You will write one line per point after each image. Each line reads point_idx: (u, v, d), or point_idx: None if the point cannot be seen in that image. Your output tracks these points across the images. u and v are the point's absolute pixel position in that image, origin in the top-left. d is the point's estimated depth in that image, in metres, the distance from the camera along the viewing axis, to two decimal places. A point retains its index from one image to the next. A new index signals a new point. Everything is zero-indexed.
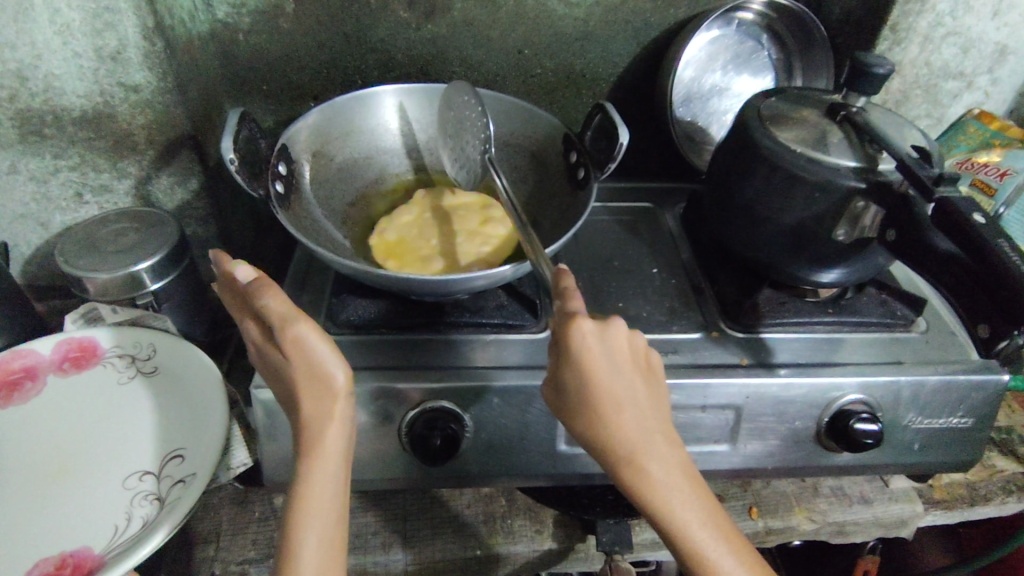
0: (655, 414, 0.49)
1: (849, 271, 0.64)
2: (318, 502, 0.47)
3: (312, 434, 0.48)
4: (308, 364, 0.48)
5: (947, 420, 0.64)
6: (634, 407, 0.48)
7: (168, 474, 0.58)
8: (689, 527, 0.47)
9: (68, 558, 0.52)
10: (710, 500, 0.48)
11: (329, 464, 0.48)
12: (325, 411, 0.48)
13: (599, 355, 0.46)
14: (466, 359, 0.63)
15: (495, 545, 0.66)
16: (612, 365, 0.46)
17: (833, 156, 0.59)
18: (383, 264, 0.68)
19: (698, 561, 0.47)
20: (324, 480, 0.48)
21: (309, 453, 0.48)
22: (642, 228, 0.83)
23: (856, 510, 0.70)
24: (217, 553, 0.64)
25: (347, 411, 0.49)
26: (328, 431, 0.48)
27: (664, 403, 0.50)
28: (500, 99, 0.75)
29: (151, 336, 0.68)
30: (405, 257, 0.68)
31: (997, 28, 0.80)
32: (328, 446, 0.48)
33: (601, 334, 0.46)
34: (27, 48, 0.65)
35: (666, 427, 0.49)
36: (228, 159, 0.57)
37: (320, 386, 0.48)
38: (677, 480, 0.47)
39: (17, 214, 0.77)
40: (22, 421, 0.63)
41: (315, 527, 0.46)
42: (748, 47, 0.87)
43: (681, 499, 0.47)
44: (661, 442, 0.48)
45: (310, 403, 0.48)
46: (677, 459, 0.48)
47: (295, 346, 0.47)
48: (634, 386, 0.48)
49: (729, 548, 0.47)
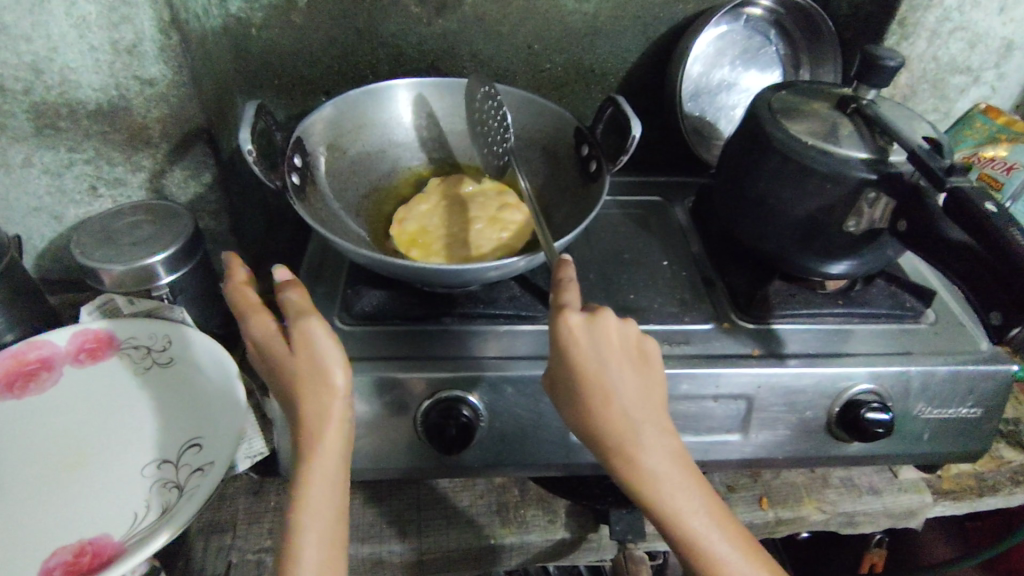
0: (648, 403, 0.49)
1: (860, 262, 0.64)
2: (318, 503, 0.48)
3: (311, 434, 0.49)
4: (311, 360, 0.50)
5: (957, 411, 0.64)
6: (626, 397, 0.49)
7: (186, 463, 0.58)
8: (683, 515, 0.47)
9: (88, 545, 0.53)
10: (707, 488, 0.49)
11: (327, 466, 0.49)
12: (324, 409, 0.50)
13: (588, 347, 0.48)
14: (478, 350, 0.64)
15: (508, 534, 0.66)
16: (599, 356, 0.48)
17: (845, 147, 0.60)
18: (408, 253, 0.69)
19: (693, 549, 0.47)
20: (325, 478, 0.49)
21: (308, 454, 0.49)
22: (652, 221, 0.83)
23: (866, 501, 0.71)
24: (233, 542, 0.65)
25: (343, 410, 0.50)
26: (326, 430, 0.49)
27: (659, 391, 0.51)
28: (512, 93, 0.76)
29: (167, 328, 0.69)
30: (431, 246, 0.69)
31: (1003, 23, 0.80)
32: (327, 447, 0.49)
33: (589, 325, 0.48)
34: (43, 41, 0.66)
35: (661, 415, 0.50)
36: (246, 150, 0.58)
37: (320, 385, 0.50)
38: (671, 468, 0.48)
39: (31, 207, 0.78)
40: (39, 411, 0.63)
41: (314, 528, 0.48)
42: (756, 42, 0.88)
43: (676, 488, 0.48)
44: (654, 431, 0.49)
45: (309, 402, 0.50)
46: (670, 447, 0.49)
47: (303, 339, 0.50)
48: (626, 377, 0.49)
49: (723, 534, 0.48)
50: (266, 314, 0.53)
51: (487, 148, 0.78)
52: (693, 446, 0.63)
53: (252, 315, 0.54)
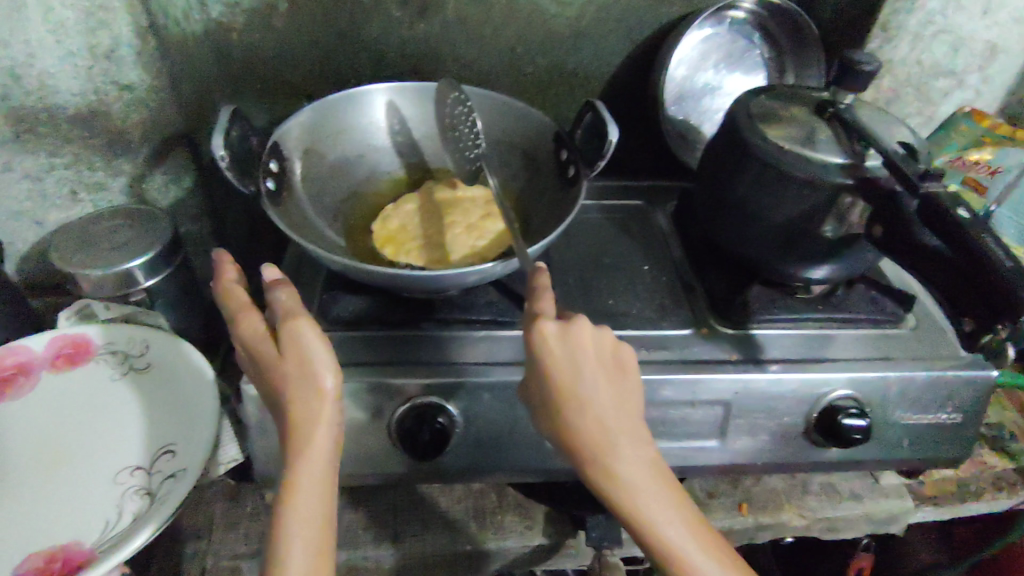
0: (624, 411, 0.49)
1: (838, 268, 0.64)
2: (307, 507, 0.48)
3: (300, 437, 0.49)
4: (300, 363, 0.50)
5: (936, 416, 0.64)
6: (601, 405, 0.49)
7: (160, 469, 0.58)
8: (658, 525, 0.47)
9: (58, 552, 0.52)
10: (684, 498, 0.49)
11: (316, 470, 0.49)
12: (313, 411, 0.49)
13: (561, 354, 0.48)
14: (455, 355, 0.63)
15: (486, 541, 0.66)
16: (573, 363, 0.48)
17: (821, 152, 0.59)
18: (382, 249, 0.70)
19: (669, 560, 0.47)
20: (311, 483, 0.48)
21: (296, 458, 0.48)
22: (634, 226, 0.83)
23: (846, 506, 0.70)
24: (209, 548, 0.64)
25: (333, 414, 0.50)
26: (315, 434, 0.49)
27: (637, 399, 0.50)
28: (491, 97, 0.76)
29: (144, 333, 0.68)
30: (405, 245, 0.70)
31: (987, 27, 0.81)
32: (316, 451, 0.49)
33: (564, 333, 0.49)
34: (21, 46, 0.66)
35: (637, 423, 0.50)
36: (219, 156, 0.58)
37: (308, 387, 0.50)
38: (646, 479, 0.48)
39: (12, 212, 0.78)
40: (14, 416, 0.63)
41: (301, 532, 0.47)
42: (740, 46, 0.88)
43: (652, 499, 0.47)
44: (629, 439, 0.48)
45: (297, 405, 0.50)
46: (645, 457, 0.48)
47: (292, 340, 0.50)
48: (600, 385, 0.49)
49: (700, 546, 0.47)
50: (254, 315, 0.54)
51: (458, 153, 0.77)
52: (671, 452, 0.63)
53: (241, 315, 0.54)
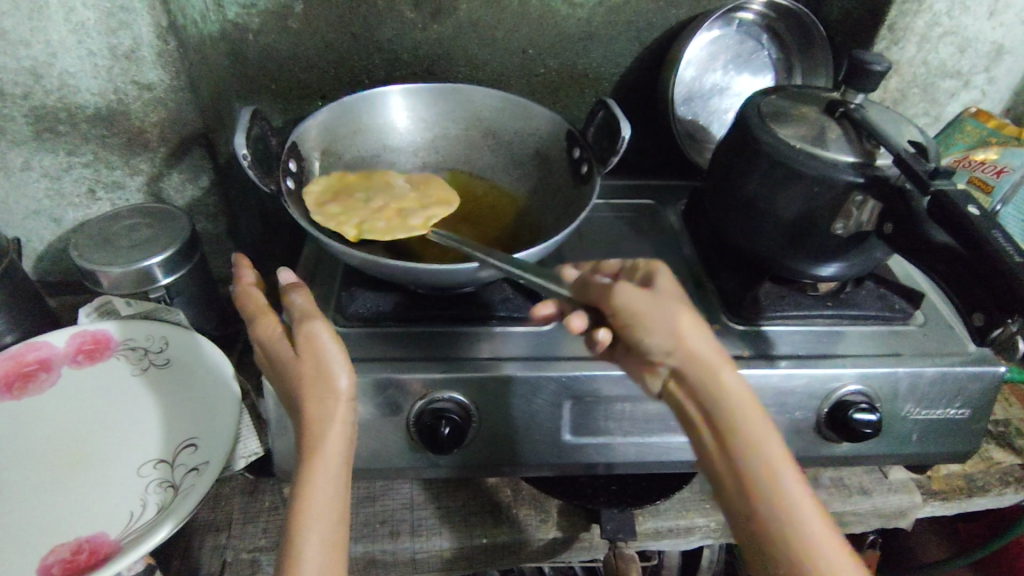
0: None
1: (848, 265, 0.65)
2: (320, 507, 0.48)
3: (314, 437, 0.49)
4: (315, 364, 0.51)
5: (945, 411, 0.65)
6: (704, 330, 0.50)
7: (182, 463, 0.59)
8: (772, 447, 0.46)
9: (84, 543, 0.53)
10: None
11: (330, 469, 0.49)
12: (328, 413, 0.50)
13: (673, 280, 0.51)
14: (471, 351, 0.64)
15: (501, 534, 0.67)
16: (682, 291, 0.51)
17: (833, 151, 0.60)
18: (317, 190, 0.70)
19: (782, 492, 0.44)
20: (326, 482, 0.49)
21: (311, 457, 0.49)
22: (644, 225, 0.84)
23: (855, 501, 0.71)
24: (229, 541, 0.65)
25: (347, 413, 0.51)
26: (329, 435, 0.50)
27: None
28: (505, 99, 0.77)
29: (164, 330, 0.69)
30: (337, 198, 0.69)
31: (992, 28, 0.82)
32: (331, 448, 0.49)
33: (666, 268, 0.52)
34: (42, 47, 0.68)
35: None
36: (241, 155, 0.58)
37: (324, 388, 0.50)
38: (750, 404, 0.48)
39: (31, 210, 0.79)
40: (34, 411, 0.64)
41: (315, 531, 0.47)
42: (748, 46, 0.89)
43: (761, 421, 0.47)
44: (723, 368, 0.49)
45: (312, 406, 0.50)
46: None
47: (308, 342, 0.51)
48: None
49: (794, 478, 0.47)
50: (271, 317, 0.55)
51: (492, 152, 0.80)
52: (684, 447, 0.64)
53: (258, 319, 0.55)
